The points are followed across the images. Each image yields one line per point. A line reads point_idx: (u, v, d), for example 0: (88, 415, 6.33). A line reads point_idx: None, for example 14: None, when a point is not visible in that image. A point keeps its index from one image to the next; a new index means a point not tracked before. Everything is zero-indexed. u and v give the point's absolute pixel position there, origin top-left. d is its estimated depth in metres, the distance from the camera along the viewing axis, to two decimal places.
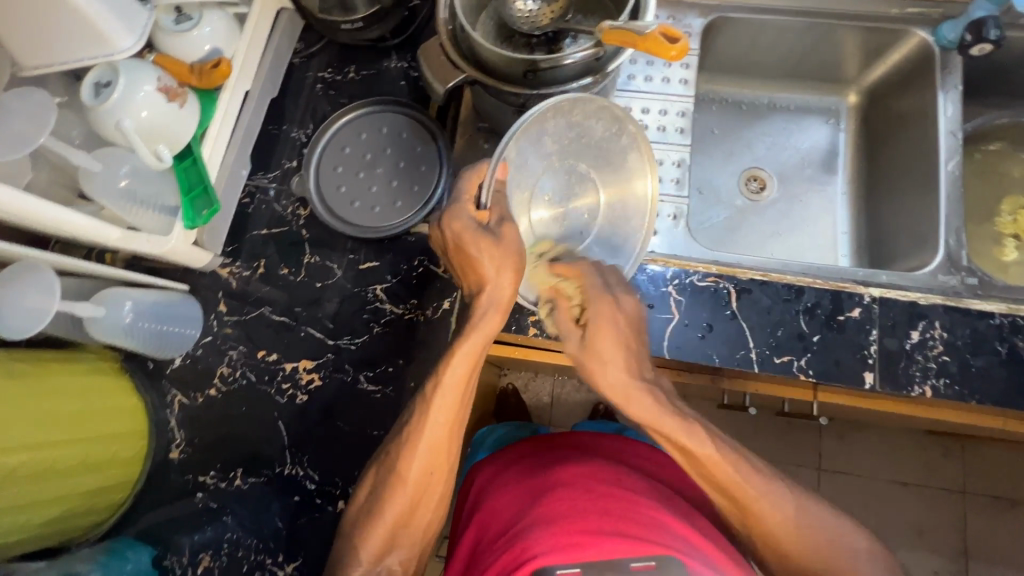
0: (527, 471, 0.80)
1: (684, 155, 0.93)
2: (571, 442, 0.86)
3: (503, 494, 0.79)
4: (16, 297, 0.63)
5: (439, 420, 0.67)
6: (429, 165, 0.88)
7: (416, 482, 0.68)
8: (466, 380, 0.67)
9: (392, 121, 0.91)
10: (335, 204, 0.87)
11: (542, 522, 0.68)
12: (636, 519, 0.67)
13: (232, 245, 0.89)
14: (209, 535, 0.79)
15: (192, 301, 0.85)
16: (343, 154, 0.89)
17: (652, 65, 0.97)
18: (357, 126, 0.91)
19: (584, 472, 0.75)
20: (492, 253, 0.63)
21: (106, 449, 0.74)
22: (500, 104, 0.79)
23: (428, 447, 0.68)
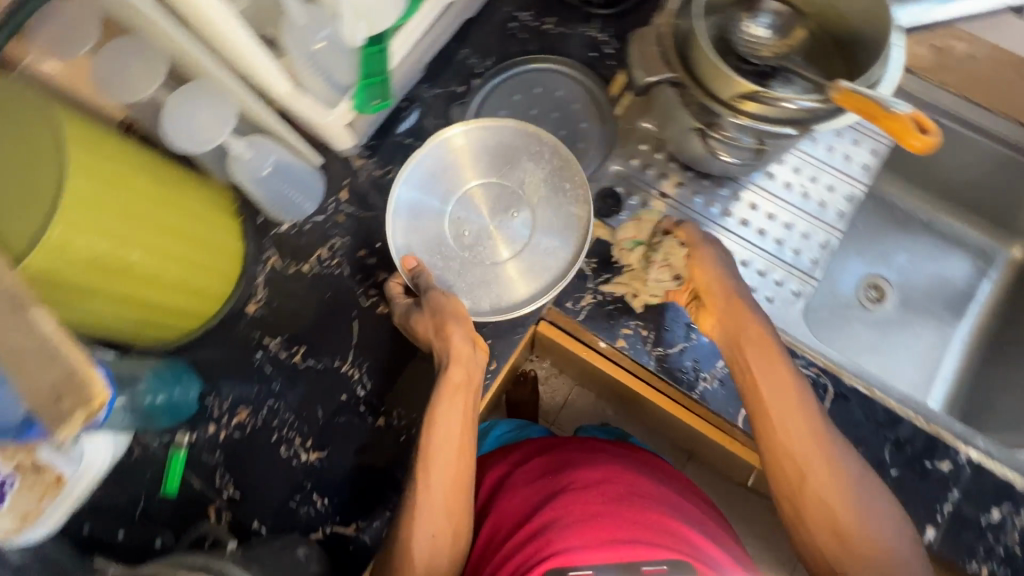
0: (541, 473, 0.81)
1: (831, 239, 0.90)
2: (587, 445, 0.85)
3: (511, 498, 0.80)
4: (191, 110, 0.66)
5: (453, 442, 0.72)
6: (586, 146, 0.92)
7: (439, 508, 0.70)
8: (461, 429, 0.73)
9: (567, 86, 0.93)
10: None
11: (567, 521, 0.70)
12: (644, 526, 0.69)
13: (375, 142, 0.89)
14: (253, 393, 0.81)
15: (319, 178, 0.86)
16: (512, 100, 0.93)
17: (840, 138, 0.94)
18: (533, 78, 0.93)
19: (597, 478, 0.75)
20: (453, 326, 0.74)
21: (199, 279, 0.75)
22: (686, 117, 0.79)
23: (440, 511, 0.70)
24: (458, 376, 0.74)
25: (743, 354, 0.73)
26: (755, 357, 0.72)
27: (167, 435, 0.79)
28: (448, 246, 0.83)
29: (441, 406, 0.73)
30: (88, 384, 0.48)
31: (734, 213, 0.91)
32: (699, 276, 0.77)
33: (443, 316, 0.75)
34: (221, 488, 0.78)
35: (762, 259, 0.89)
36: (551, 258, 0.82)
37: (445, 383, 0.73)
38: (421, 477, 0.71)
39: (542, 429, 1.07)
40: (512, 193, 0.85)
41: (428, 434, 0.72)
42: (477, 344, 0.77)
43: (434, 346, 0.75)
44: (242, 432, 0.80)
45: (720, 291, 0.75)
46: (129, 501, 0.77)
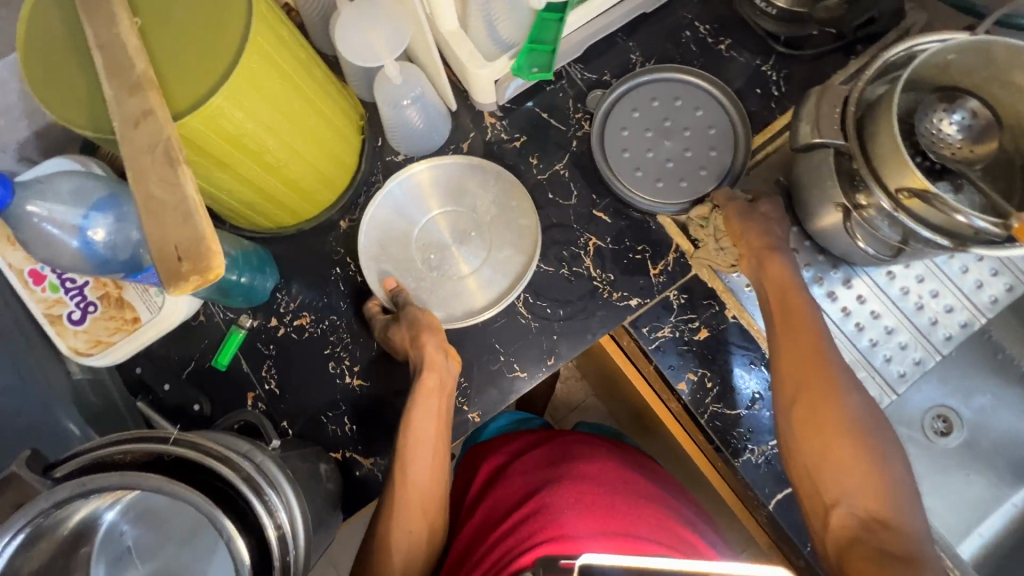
0: (533, 463, 0.81)
1: (928, 360, 0.85)
2: (576, 436, 0.86)
3: (501, 488, 0.80)
4: (369, 25, 0.66)
5: (430, 452, 0.72)
6: (708, 174, 0.82)
7: (414, 512, 0.70)
8: (431, 430, 0.72)
9: (709, 111, 0.85)
10: (608, 140, 0.84)
11: (564, 509, 0.70)
12: (640, 522, 0.70)
13: (512, 105, 0.87)
14: (322, 303, 0.83)
15: (448, 121, 0.85)
16: (649, 104, 0.85)
17: (978, 263, 0.88)
18: (679, 90, 0.86)
19: (589, 471, 0.76)
20: (427, 333, 0.74)
21: (310, 184, 0.76)
22: (836, 189, 0.74)
23: (419, 511, 0.71)
24: (432, 383, 0.73)
25: (774, 317, 0.72)
26: (795, 317, 0.70)
27: (232, 314, 0.82)
28: (398, 233, 0.83)
29: (419, 406, 0.73)
30: (211, 255, 0.49)
31: (839, 298, 0.87)
32: (751, 235, 0.74)
33: (419, 326, 0.75)
34: (264, 379, 0.81)
35: (850, 354, 0.85)
36: (508, 264, 0.82)
37: (419, 387, 0.72)
38: (399, 479, 0.71)
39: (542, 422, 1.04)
40: (467, 217, 0.84)
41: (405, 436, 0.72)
42: (450, 355, 0.76)
43: (409, 355, 0.75)
44: (301, 336, 0.82)
45: (750, 239, 0.74)
46: (181, 360, 0.81)
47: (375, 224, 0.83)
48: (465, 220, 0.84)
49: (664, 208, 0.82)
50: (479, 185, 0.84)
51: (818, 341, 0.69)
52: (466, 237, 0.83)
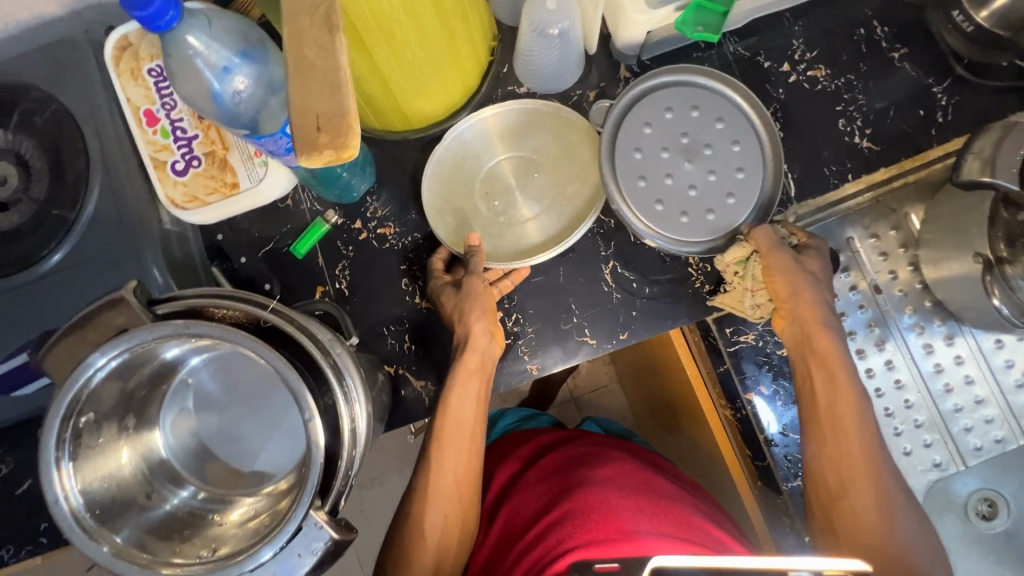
0: (553, 469, 0.82)
1: (1012, 441, 0.80)
2: (590, 441, 0.87)
3: (525, 493, 0.81)
4: None
5: (468, 426, 0.72)
6: (738, 201, 0.74)
7: (449, 494, 0.72)
8: (457, 413, 0.72)
9: (730, 115, 0.75)
10: (625, 166, 0.74)
11: (598, 506, 0.71)
12: (672, 519, 0.70)
13: (652, 63, 0.81)
14: (408, 218, 0.81)
15: (581, 65, 0.79)
16: (661, 117, 0.74)
17: None
18: (694, 95, 0.75)
19: (615, 477, 0.76)
20: (478, 316, 0.72)
21: (431, 93, 0.73)
22: (984, 238, 0.68)
23: (452, 490, 0.72)
24: (469, 364, 0.72)
25: (815, 384, 0.69)
26: (830, 388, 0.68)
27: (319, 206, 0.82)
28: (472, 160, 0.81)
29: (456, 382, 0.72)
30: (349, 134, 0.47)
31: (933, 353, 0.81)
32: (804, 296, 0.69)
33: (471, 303, 0.72)
34: (336, 278, 0.81)
35: (928, 412, 0.81)
36: (568, 206, 0.79)
37: (460, 367, 0.71)
38: (436, 460, 0.72)
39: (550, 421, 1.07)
40: (530, 157, 0.80)
41: (443, 413, 0.72)
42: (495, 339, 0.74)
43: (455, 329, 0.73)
44: (381, 245, 0.81)
45: (796, 304, 0.69)
46: (262, 238, 0.81)
47: (455, 143, 0.80)
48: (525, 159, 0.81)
49: (688, 251, 0.75)
50: (540, 122, 0.81)
51: (861, 426, 0.67)
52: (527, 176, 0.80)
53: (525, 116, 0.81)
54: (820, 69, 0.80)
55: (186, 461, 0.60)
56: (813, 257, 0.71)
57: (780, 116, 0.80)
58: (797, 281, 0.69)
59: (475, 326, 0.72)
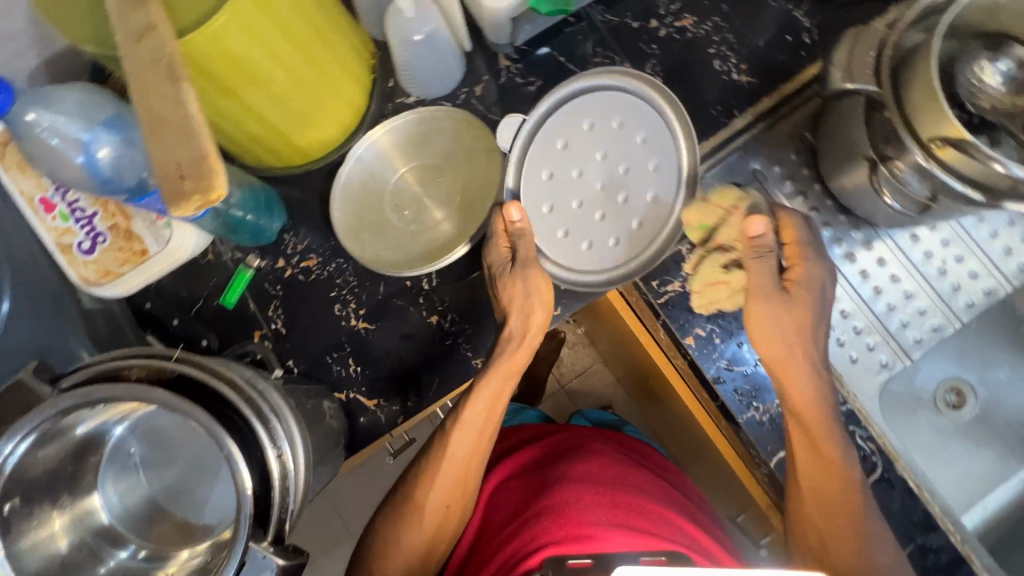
0: (531, 469, 0.83)
1: (947, 327, 0.83)
2: (574, 437, 0.87)
3: (502, 493, 0.82)
4: None
5: (473, 433, 0.77)
6: (643, 228, 0.80)
7: (430, 513, 0.77)
8: (482, 416, 0.76)
9: (637, 121, 0.80)
10: (547, 189, 0.80)
11: (572, 501, 0.71)
12: (642, 515, 0.71)
13: (528, 47, 0.84)
14: (327, 245, 0.82)
15: (461, 63, 0.81)
16: (574, 137, 0.80)
17: (1010, 227, 0.84)
18: (610, 109, 0.80)
19: (590, 472, 0.77)
20: (536, 308, 0.75)
21: (318, 120, 0.75)
22: (865, 141, 0.71)
23: (449, 486, 0.77)
24: (512, 367, 0.76)
25: (789, 429, 0.71)
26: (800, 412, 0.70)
27: (240, 253, 0.83)
28: (374, 179, 0.81)
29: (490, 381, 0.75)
30: (213, 174, 0.48)
31: (857, 260, 0.84)
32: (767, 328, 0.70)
33: (531, 301, 0.75)
34: (271, 319, 0.81)
35: (865, 318, 0.83)
36: (475, 198, 0.81)
37: (504, 365, 0.75)
38: (434, 466, 0.77)
39: (540, 415, 1.12)
40: (432, 162, 0.82)
41: (455, 430, 0.77)
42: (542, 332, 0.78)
43: (508, 320, 0.75)
44: (307, 277, 0.82)
45: (765, 351, 0.71)
46: (190, 296, 0.82)
47: (357, 166, 0.81)
48: (426, 163, 0.82)
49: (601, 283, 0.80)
50: (438, 124, 0.82)
51: (838, 461, 0.69)
52: (431, 180, 0.82)
53: (419, 118, 0.82)
54: (686, 18, 0.83)
55: (130, 523, 0.61)
56: (756, 272, 0.70)
57: (658, 70, 0.83)
58: (779, 348, 0.71)
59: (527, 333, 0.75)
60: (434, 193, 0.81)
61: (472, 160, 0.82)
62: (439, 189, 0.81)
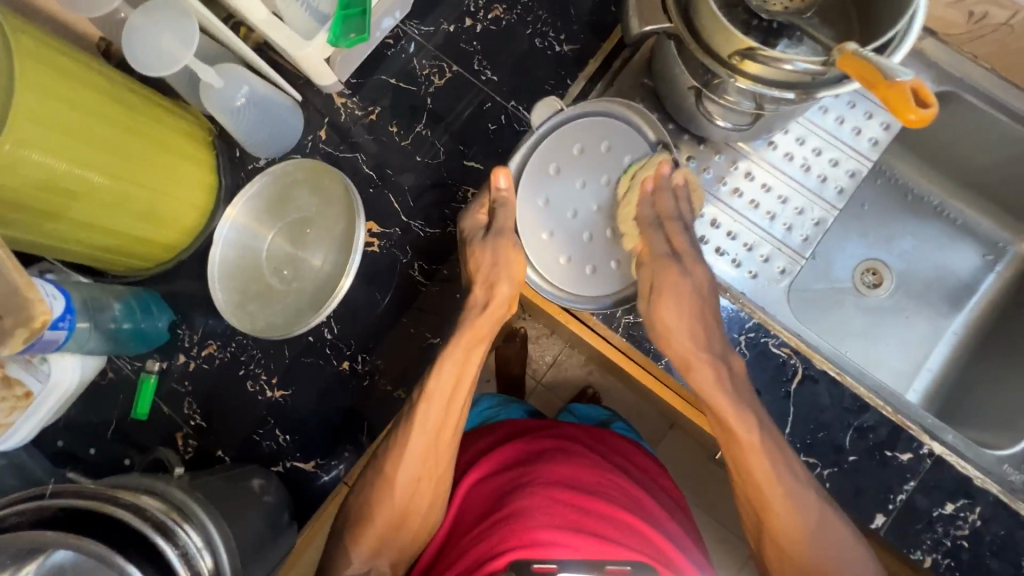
0: (507, 461, 0.70)
1: (827, 217, 0.86)
2: (556, 432, 0.74)
3: (472, 485, 0.70)
4: (156, 32, 0.64)
5: (445, 389, 0.71)
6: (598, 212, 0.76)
7: (402, 489, 0.67)
8: (454, 381, 0.71)
9: (670, 185, 0.76)
10: (531, 179, 0.78)
11: (542, 508, 0.60)
12: (615, 523, 0.61)
13: (358, 79, 0.85)
14: (222, 327, 0.81)
15: (298, 114, 0.83)
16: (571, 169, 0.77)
17: (852, 109, 0.89)
18: (598, 133, 0.77)
19: (568, 474, 0.65)
20: (501, 280, 0.74)
21: (168, 210, 0.75)
22: (683, 73, 0.74)
23: (419, 459, 0.68)
24: (477, 330, 0.73)
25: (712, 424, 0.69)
26: (749, 448, 0.65)
27: (138, 362, 0.81)
28: (246, 249, 0.81)
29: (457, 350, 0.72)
30: (31, 305, 0.48)
31: (729, 181, 0.86)
32: (668, 310, 0.71)
33: (495, 269, 0.74)
34: (189, 416, 0.80)
35: (751, 233, 0.85)
36: (340, 235, 0.80)
37: (472, 328, 0.73)
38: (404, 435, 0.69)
39: (526, 410, 0.89)
40: (295, 216, 0.82)
41: (425, 399, 0.70)
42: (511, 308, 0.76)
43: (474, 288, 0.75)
44: (211, 364, 0.81)
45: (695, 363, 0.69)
46: (102, 420, 0.80)
47: (227, 247, 0.79)
48: (290, 219, 0.82)
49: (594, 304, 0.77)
50: (289, 178, 0.82)
51: (758, 451, 0.65)
52: (300, 233, 0.81)
53: (269, 178, 0.81)
54: (496, 9, 0.86)
55: None
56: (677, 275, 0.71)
57: (486, 64, 0.86)
58: (684, 315, 0.70)
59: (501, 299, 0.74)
60: (306, 244, 0.81)
61: (330, 201, 0.81)
62: (309, 239, 0.81)
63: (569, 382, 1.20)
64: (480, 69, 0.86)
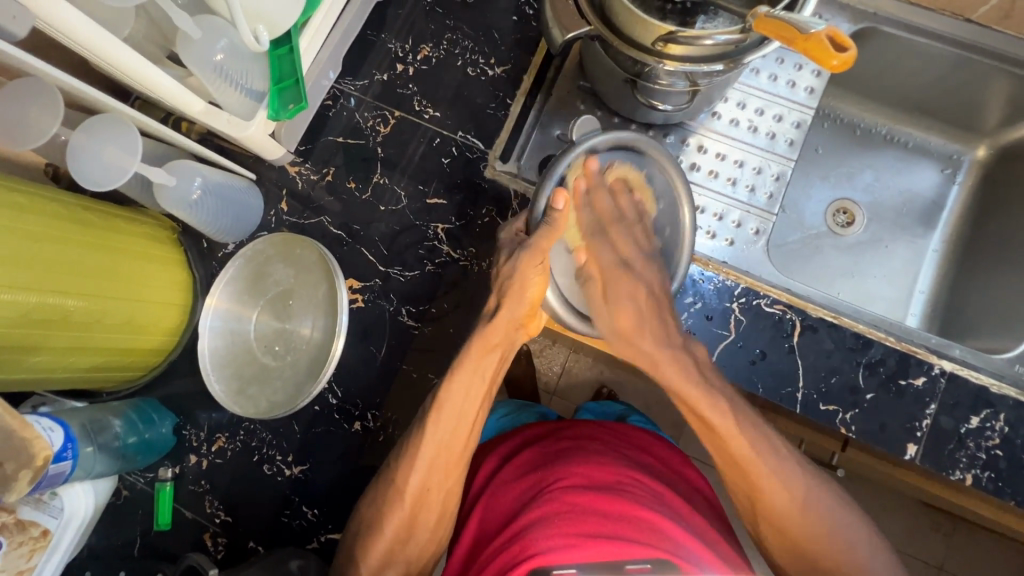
0: (525, 467, 0.70)
1: (785, 169, 0.88)
2: (573, 433, 0.74)
3: (500, 486, 0.70)
4: (98, 148, 0.65)
5: (468, 392, 0.67)
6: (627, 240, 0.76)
7: (410, 496, 0.66)
8: (469, 398, 0.67)
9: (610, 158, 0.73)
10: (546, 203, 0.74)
11: (564, 511, 0.60)
12: (639, 517, 0.59)
13: (306, 145, 0.86)
14: (226, 418, 0.80)
15: (256, 192, 0.84)
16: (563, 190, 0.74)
17: (782, 65, 0.92)
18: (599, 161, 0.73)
19: (589, 472, 0.64)
20: (530, 273, 0.66)
21: (149, 316, 0.75)
22: (614, 68, 0.76)
23: (428, 463, 0.66)
24: (491, 341, 0.67)
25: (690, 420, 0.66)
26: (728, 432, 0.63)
27: (150, 472, 0.79)
28: (237, 336, 0.81)
29: (467, 362, 0.68)
30: (33, 444, 0.47)
31: (683, 159, 0.88)
32: (623, 311, 0.66)
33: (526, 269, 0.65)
34: (213, 514, 0.79)
35: (717, 203, 0.87)
36: (323, 301, 0.80)
37: (483, 340, 0.67)
38: (416, 442, 0.67)
39: (545, 413, 0.90)
40: (274, 292, 0.81)
41: (433, 409, 0.67)
42: (523, 326, 0.69)
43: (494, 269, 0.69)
44: (224, 457, 0.80)
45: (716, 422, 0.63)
46: (125, 541, 0.78)
47: (216, 335, 0.80)
48: (269, 297, 0.82)
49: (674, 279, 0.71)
50: (261, 257, 0.82)
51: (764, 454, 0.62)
52: (283, 309, 0.81)
53: (243, 260, 0.81)
54: (423, 48, 0.89)
55: None
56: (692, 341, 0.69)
57: (426, 102, 0.88)
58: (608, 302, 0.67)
59: (501, 308, 0.67)
60: (292, 317, 0.81)
61: (302, 270, 0.81)
62: (294, 312, 0.81)
63: (579, 386, 1.20)
64: (421, 109, 0.87)
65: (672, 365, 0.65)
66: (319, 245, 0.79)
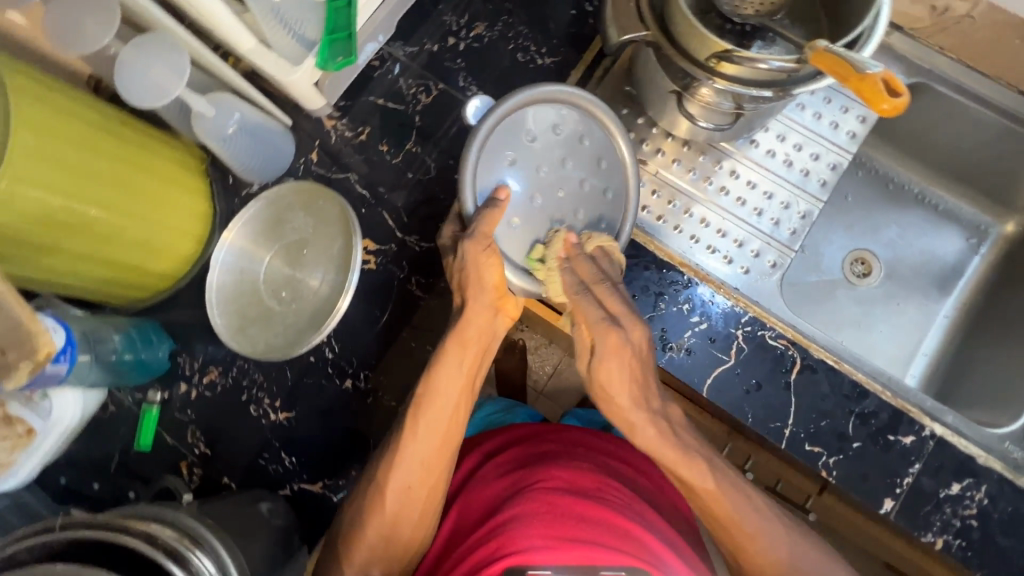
0: (512, 464, 0.70)
1: (812, 208, 0.88)
2: (559, 436, 0.75)
3: (483, 483, 0.70)
4: (145, 65, 0.65)
5: (449, 387, 0.68)
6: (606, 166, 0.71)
7: (394, 495, 0.66)
8: (447, 395, 0.67)
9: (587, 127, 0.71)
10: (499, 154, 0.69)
11: (546, 510, 0.60)
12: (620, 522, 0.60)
13: (346, 101, 0.87)
14: (222, 353, 0.81)
15: (289, 138, 0.84)
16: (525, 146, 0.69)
17: (828, 105, 0.92)
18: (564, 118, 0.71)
19: (574, 476, 0.65)
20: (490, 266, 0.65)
21: (165, 241, 0.75)
22: (663, 78, 0.76)
23: (412, 461, 0.66)
24: (467, 337, 0.68)
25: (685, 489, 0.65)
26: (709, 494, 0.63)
27: (139, 393, 0.81)
28: (246, 274, 0.82)
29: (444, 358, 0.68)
30: (37, 337, 0.48)
31: (714, 181, 0.88)
32: (611, 370, 0.64)
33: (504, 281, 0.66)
34: (193, 445, 0.80)
35: (740, 229, 0.87)
36: (335, 257, 0.80)
37: (456, 335, 0.68)
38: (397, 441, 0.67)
39: (532, 414, 0.91)
40: (289, 239, 0.82)
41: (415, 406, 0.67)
42: (500, 313, 0.69)
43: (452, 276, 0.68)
44: (213, 391, 0.81)
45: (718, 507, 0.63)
46: (104, 455, 0.79)
47: (226, 271, 0.81)
48: (284, 244, 0.82)
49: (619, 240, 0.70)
50: (280, 205, 0.82)
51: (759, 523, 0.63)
52: (296, 258, 0.82)
53: (260, 204, 0.81)
54: (477, 27, 0.89)
55: None
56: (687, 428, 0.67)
57: (471, 80, 0.88)
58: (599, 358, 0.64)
59: (468, 300, 0.67)
60: (303, 265, 0.82)
61: (321, 223, 0.81)
62: (307, 262, 0.81)
63: (569, 387, 1.21)
64: (465, 85, 0.88)
65: (628, 394, 0.64)
66: (339, 198, 0.80)
